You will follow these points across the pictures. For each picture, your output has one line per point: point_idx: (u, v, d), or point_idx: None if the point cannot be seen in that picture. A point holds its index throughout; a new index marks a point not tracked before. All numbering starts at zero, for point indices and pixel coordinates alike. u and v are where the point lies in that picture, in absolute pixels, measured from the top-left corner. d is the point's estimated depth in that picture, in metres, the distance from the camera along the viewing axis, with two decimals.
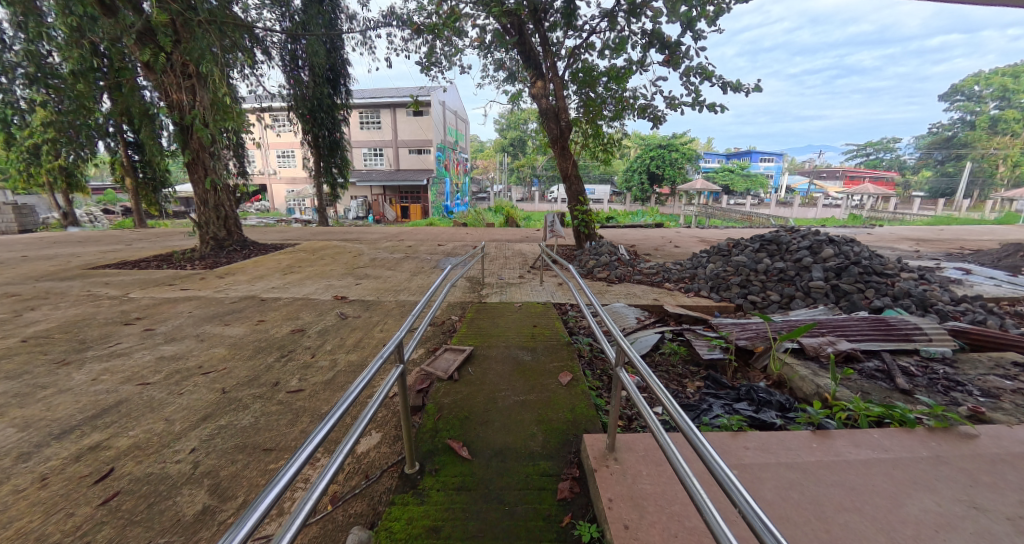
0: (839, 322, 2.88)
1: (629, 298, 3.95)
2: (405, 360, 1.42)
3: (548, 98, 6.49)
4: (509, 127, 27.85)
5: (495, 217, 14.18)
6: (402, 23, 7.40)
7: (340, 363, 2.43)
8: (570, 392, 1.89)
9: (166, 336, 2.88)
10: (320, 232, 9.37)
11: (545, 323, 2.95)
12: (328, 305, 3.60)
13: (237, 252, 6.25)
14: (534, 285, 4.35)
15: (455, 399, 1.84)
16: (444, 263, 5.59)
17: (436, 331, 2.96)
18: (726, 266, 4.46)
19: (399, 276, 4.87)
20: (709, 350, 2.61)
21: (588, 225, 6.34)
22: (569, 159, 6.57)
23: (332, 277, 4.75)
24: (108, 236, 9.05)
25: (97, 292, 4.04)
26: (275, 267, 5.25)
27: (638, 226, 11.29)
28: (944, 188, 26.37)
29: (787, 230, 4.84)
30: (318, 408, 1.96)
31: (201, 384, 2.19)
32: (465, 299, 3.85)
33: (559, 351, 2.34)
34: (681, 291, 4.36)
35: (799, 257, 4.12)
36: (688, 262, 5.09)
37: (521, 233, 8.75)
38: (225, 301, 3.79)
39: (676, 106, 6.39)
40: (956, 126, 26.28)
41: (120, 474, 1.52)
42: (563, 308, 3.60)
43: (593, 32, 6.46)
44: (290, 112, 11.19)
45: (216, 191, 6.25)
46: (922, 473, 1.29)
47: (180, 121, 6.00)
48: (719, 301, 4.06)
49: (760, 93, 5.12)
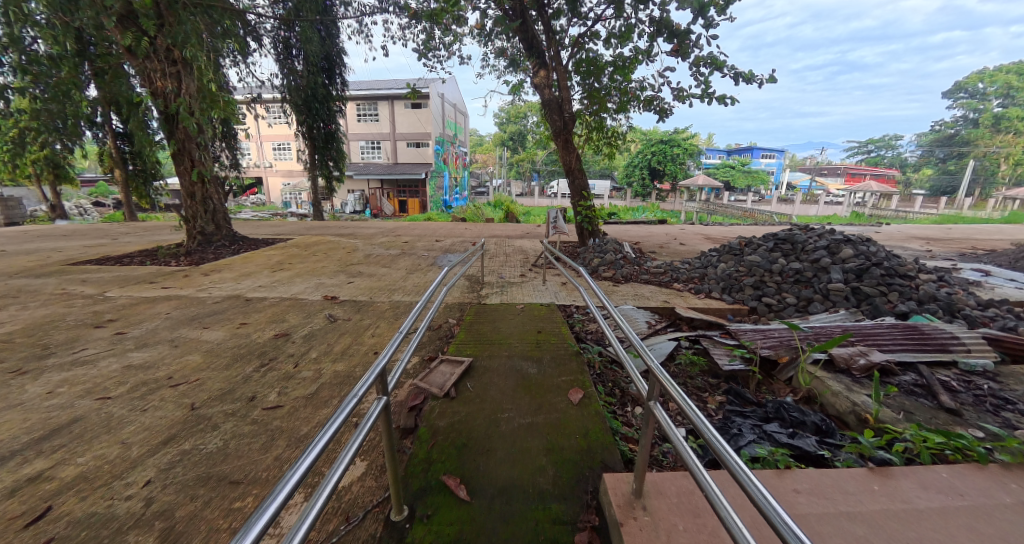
0: (867, 329, 2.66)
1: (637, 300, 3.74)
2: (388, 390, 1.11)
3: (552, 88, 6.22)
4: (509, 121, 27.57)
5: (495, 211, 13.95)
6: (399, 8, 7.11)
7: (325, 375, 2.20)
8: (582, 411, 1.67)
9: (137, 341, 2.65)
10: (314, 226, 9.11)
11: (550, 328, 2.71)
12: (317, 306, 3.37)
13: (226, 247, 5.99)
14: (536, 284, 4.14)
15: (452, 421, 1.61)
16: (442, 260, 5.36)
17: (431, 337, 2.73)
18: (738, 266, 4.24)
19: (394, 273, 4.65)
20: (729, 361, 2.39)
21: (591, 222, 6.12)
22: (572, 151, 6.29)
23: (324, 274, 4.52)
24: (95, 230, 8.77)
25: (72, 291, 3.80)
26: (265, 263, 5.02)
27: (641, 222, 11.06)
28: (945, 186, 26.31)
29: (801, 228, 4.61)
30: (297, 428, 1.73)
31: (168, 398, 1.97)
32: (463, 300, 3.62)
33: (567, 363, 2.10)
34: (691, 292, 4.14)
35: (816, 257, 3.90)
36: (697, 261, 4.86)
37: (522, 229, 8.52)
38: (207, 301, 3.56)
39: (684, 98, 6.16)
40: (958, 124, 26.17)
41: (57, 515, 1.29)
42: (568, 311, 3.38)
43: (598, 19, 6.23)
44: (284, 103, 10.91)
45: (204, 183, 5.98)
46: (1011, 526, 1.07)
47: (165, 111, 5.73)
48: (732, 303, 3.84)
49: (773, 84, 4.90)
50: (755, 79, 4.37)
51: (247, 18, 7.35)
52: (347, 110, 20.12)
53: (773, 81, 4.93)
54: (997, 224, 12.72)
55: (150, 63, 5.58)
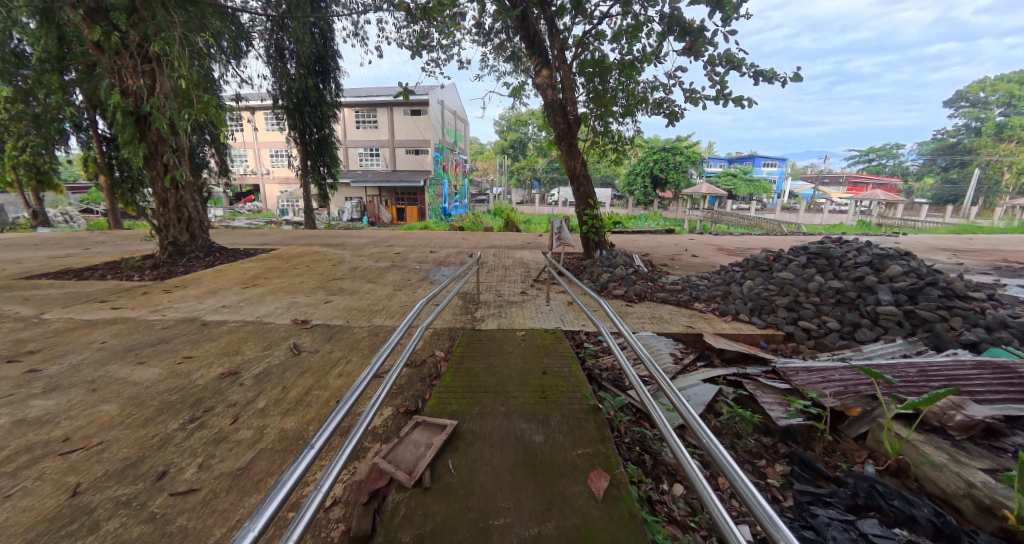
0: (948, 369, 2.15)
1: (656, 325, 3.24)
2: None
3: (555, 90, 5.79)
4: (509, 129, 27.39)
5: (494, 220, 13.50)
6: (393, 7, 6.75)
7: (268, 437, 1.69)
8: (609, 513, 1.17)
9: (49, 383, 2.15)
10: (303, 235, 8.62)
11: (558, 367, 2.19)
12: (282, 334, 2.87)
13: (200, 258, 5.49)
14: (539, 304, 3.64)
15: (421, 533, 1.10)
16: (435, 274, 4.87)
17: (411, 377, 2.21)
18: (768, 283, 3.74)
19: (380, 290, 4.16)
20: (786, 414, 1.89)
21: (598, 232, 5.65)
22: (577, 157, 5.81)
23: (300, 292, 4.03)
24: (71, 239, 8.28)
25: (6, 312, 3.30)
26: (238, 278, 4.53)
27: (647, 232, 10.59)
28: (948, 195, 26.04)
29: (832, 241, 4.15)
30: (204, 534, 1.22)
31: (46, 477, 1.46)
32: (455, 325, 3.11)
33: (582, 425, 1.59)
34: (715, 313, 3.64)
35: (859, 275, 3.40)
36: (718, 276, 4.36)
37: (521, 239, 8.05)
38: (156, 326, 3.05)
39: (697, 100, 5.75)
40: (960, 132, 26.01)
41: None
42: (578, 339, 2.87)
43: (603, 17, 5.84)
44: (276, 107, 10.53)
45: (178, 189, 5.51)
46: None
47: (136, 111, 5.28)
48: (765, 328, 3.34)
49: (799, 83, 4.48)
50: (779, 77, 3.97)
51: (234, 17, 6.98)
52: (345, 117, 19.81)
53: (796, 80, 4.52)
54: (1011, 233, 12.37)
55: (121, 60, 5.15)
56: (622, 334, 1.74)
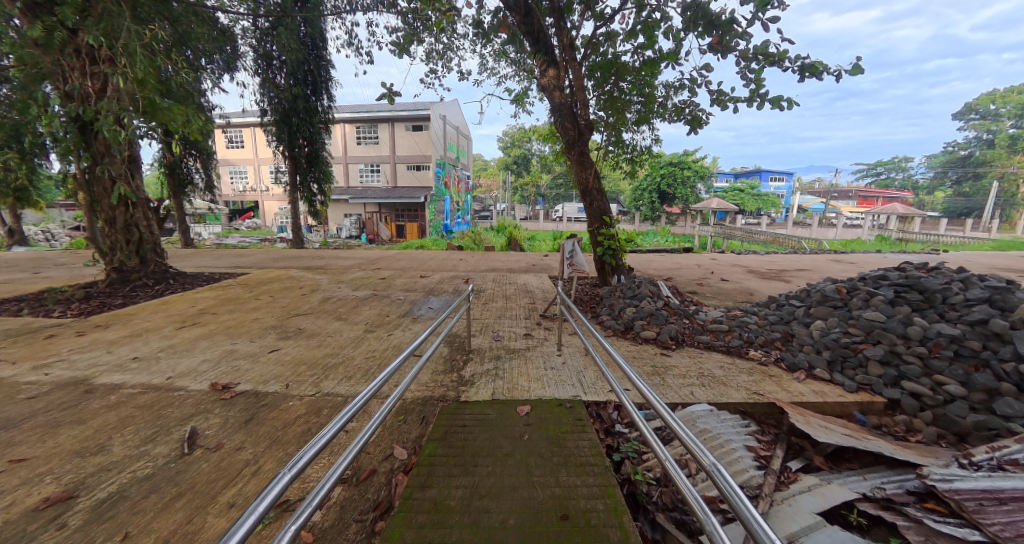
0: None
1: (709, 389, 2.38)
2: None
3: (563, 90, 5.01)
4: (512, 145, 27.00)
5: (497, 236, 12.75)
6: (382, 7, 6.13)
7: None
8: None
9: None
10: (286, 255, 7.87)
11: (583, 501, 1.34)
12: (187, 411, 2.04)
13: (148, 286, 4.68)
14: (549, 354, 2.79)
15: None
16: (421, 307, 4.04)
17: (341, 515, 1.35)
18: (848, 326, 2.84)
19: (347, 331, 3.32)
20: None
21: (614, 254, 4.82)
22: (589, 167, 4.99)
23: (248, 334, 3.21)
24: (31, 261, 7.55)
25: None
26: (180, 315, 3.73)
27: (661, 250, 9.79)
28: (962, 208, 25.16)
29: (916, 268, 3.27)
30: None
31: None
32: (434, 392, 2.24)
33: None
34: (780, 366, 2.76)
35: (979, 317, 2.50)
36: (772, 312, 3.48)
37: (525, 260, 7.24)
38: (21, 393, 2.22)
39: (726, 102, 5.00)
40: (971, 143, 25.17)
41: None
42: (606, 419, 2.00)
43: (618, 11, 5.13)
44: (265, 120, 9.93)
45: (128, 205, 4.76)
46: None
47: (78, 118, 4.52)
48: (856, 391, 2.44)
49: (858, 76, 3.72)
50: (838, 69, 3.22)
51: (215, 20, 6.40)
52: (345, 133, 19.41)
53: (857, 73, 3.74)
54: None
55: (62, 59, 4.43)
56: (662, 418, 1.04)
